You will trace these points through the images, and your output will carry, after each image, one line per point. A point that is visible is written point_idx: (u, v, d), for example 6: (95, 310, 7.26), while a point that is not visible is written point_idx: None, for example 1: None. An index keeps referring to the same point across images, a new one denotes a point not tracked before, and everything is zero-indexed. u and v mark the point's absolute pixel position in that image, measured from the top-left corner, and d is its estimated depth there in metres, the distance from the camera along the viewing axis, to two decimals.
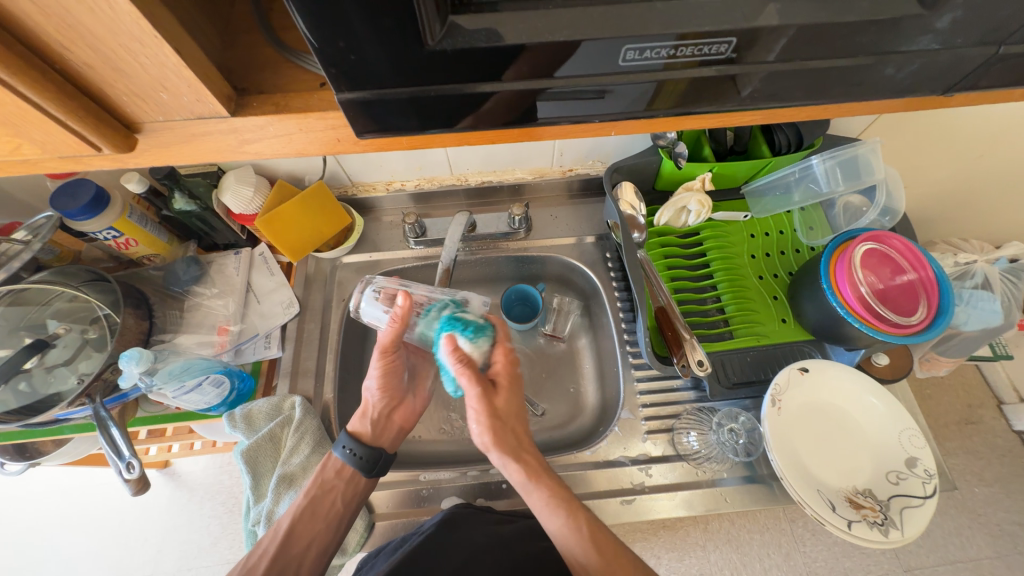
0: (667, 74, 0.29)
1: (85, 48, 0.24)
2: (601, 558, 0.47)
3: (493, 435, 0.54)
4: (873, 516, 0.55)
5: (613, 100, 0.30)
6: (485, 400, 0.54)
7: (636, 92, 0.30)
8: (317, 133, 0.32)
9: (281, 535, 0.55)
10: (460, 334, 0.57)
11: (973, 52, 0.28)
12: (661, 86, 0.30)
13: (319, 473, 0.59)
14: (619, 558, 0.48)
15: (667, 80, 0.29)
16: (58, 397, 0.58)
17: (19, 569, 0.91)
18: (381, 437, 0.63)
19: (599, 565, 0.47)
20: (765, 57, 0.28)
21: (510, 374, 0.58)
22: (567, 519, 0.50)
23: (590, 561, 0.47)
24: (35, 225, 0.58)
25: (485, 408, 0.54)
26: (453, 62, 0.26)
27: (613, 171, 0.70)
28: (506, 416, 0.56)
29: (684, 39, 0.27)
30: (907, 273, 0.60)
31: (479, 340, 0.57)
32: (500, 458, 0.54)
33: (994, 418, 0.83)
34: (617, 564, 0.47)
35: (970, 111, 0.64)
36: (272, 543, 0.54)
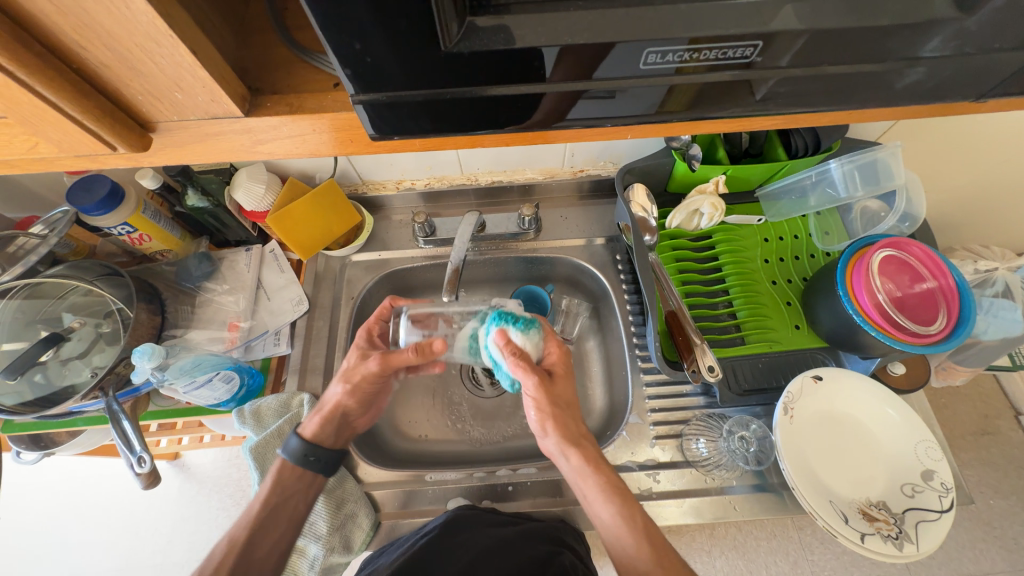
0: (682, 77, 0.28)
1: (101, 48, 0.24)
2: (653, 555, 0.46)
3: (553, 420, 0.54)
4: (886, 529, 0.54)
5: (624, 100, 0.29)
6: (543, 388, 0.53)
7: (653, 95, 0.29)
8: (330, 133, 0.31)
9: (235, 547, 0.50)
10: (512, 329, 0.53)
11: (1005, 58, 0.27)
12: (680, 90, 0.29)
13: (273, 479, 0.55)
14: (670, 557, 0.47)
15: (683, 83, 0.28)
16: (73, 389, 0.59)
17: (33, 555, 0.93)
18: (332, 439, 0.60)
19: (650, 561, 0.46)
20: (784, 61, 0.27)
21: (563, 364, 0.57)
22: (619, 509, 0.49)
23: (640, 555, 0.47)
24: (53, 219, 0.58)
25: (545, 394, 0.53)
26: (467, 65, 0.26)
27: (625, 172, 0.70)
28: (563, 403, 0.55)
29: (702, 42, 0.26)
30: (926, 281, 0.58)
31: (531, 333, 0.53)
32: (558, 442, 0.54)
33: (1012, 430, 0.81)
34: (668, 562, 0.46)
35: (995, 115, 0.62)
36: (223, 557, 0.49)
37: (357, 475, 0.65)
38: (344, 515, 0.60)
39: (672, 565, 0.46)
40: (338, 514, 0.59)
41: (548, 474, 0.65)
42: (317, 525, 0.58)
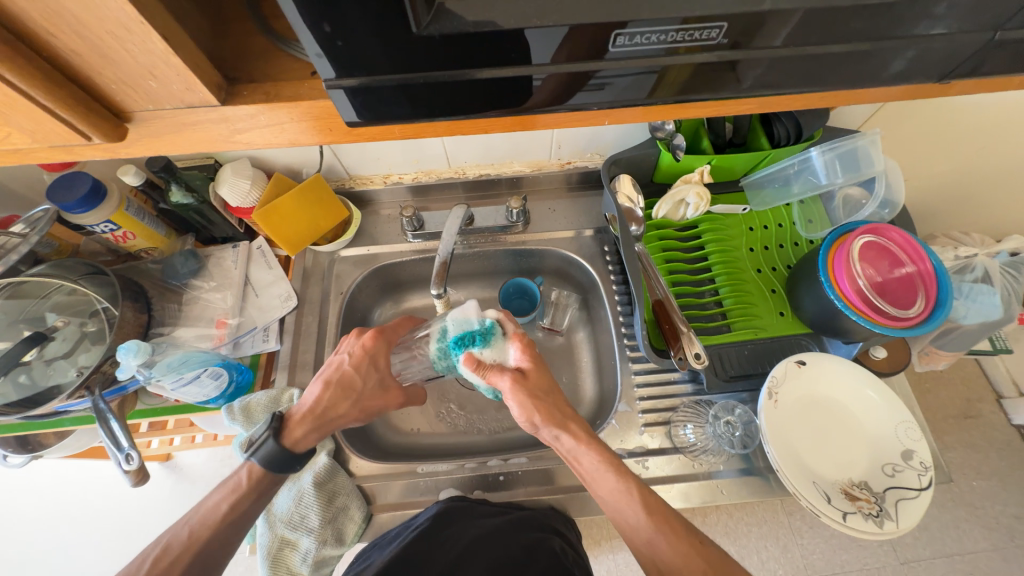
0: (673, 59, 0.28)
1: (72, 35, 0.24)
2: (652, 521, 0.46)
3: (537, 410, 0.53)
4: (868, 508, 0.55)
5: (614, 90, 0.30)
6: (521, 386, 0.55)
7: (640, 79, 0.30)
8: (307, 122, 0.31)
9: (191, 543, 0.47)
10: (474, 349, 0.57)
11: (967, 39, 0.28)
12: (670, 72, 0.29)
13: (235, 483, 0.51)
14: (671, 520, 0.47)
15: (674, 65, 0.29)
16: (58, 388, 0.59)
17: (24, 560, 0.92)
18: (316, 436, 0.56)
19: (652, 528, 0.46)
20: (775, 42, 0.28)
21: (532, 357, 0.58)
22: (618, 483, 0.49)
23: (641, 524, 0.46)
24: (33, 218, 0.58)
25: (524, 393, 0.54)
26: (441, 48, 0.26)
27: (610, 163, 0.70)
28: (544, 393, 0.55)
29: (690, 22, 0.26)
30: (905, 265, 0.60)
31: (490, 342, 0.57)
32: (548, 431, 0.54)
33: (993, 413, 0.83)
34: (667, 524, 0.46)
35: (972, 101, 0.63)
36: (174, 550, 0.46)
37: (348, 469, 0.65)
38: (336, 508, 0.60)
39: (672, 528, 0.46)
40: (330, 507, 0.59)
41: (539, 463, 0.65)
42: (309, 518, 0.59)
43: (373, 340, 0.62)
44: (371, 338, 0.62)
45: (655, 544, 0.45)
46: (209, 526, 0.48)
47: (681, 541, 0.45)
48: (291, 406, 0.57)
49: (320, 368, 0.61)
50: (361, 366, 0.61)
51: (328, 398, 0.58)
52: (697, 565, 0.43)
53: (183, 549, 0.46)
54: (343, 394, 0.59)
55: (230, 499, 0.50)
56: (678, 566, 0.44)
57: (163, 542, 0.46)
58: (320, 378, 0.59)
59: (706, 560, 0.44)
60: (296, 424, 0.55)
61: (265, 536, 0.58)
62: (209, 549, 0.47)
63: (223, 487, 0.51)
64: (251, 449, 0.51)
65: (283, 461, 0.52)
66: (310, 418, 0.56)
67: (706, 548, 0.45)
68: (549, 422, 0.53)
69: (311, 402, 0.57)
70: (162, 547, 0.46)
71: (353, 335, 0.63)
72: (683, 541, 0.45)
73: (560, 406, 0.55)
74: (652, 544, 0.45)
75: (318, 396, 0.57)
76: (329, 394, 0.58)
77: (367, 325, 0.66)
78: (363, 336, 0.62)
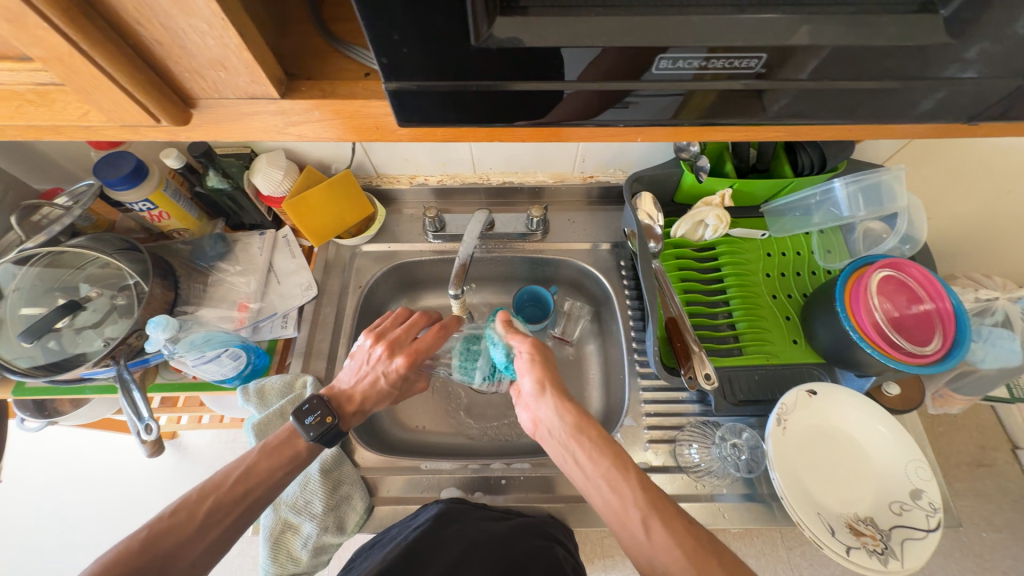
0: (699, 84, 0.30)
1: (158, 26, 0.26)
2: (645, 499, 0.45)
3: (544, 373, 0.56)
4: (873, 544, 0.54)
5: (640, 109, 0.32)
6: (539, 350, 0.58)
7: (667, 100, 0.31)
8: (355, 120, 0.33)
9: (244, 500, 0.48)
10: (511, 314, 0.63)
11: (998, 84, 0.29)
12: (698, 95, 0.30)
13: (290, 452, 0.52)
14: (664, 501, 0.46)
15: (699, 90, 0.30)
16: (83, 357, 0.61)
17: (28, 524, 0.95)
18: (352, 423, 0.58)
19: (645, 506, 0.45)
20: (800, 75, 0.29)
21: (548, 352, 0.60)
22: (613, 461, 0.49)
23: (635, 501, 0.45)
24: (77, 191, 0.61)
25: (536, 363, 0.57)
26: (494, 60, 0.28)
27: (633, 180, 0.71)
28: (552, 370, 0.57)
29: (717, 52, 0.27)
30: (923, 302, 0.59)
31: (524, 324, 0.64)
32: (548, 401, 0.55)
33: (1007, 462, 0.81)
34: (661, 504, 0.45)
35: (1002, 144, 0.63)
36: (223, 504, 0.47)
37: (353, 459, 0.66)
38: (339, 496, 0.61)
39: (664, 509, 0.45)
40: (334, 495, 0.60)
41: (541, 470, 0.66)
42: (313, 503, 0.60)
43: (408, 366, 0.61)
44: (407, 366, 0.61)
45: (649, 523, 0.44)
46: (259, 486, 0.50)
47: (673, 522, 0.44)
48: (340, 406, 0.59)
49: (358, 375, 0.61)
50: (398, 384, 0.62)
51: (371, 401, 0.60)
52: (690, 545, 0.42)
53: (234, 503, 0.48)
54: (383, 400, 0.62)
55: (284, 466, 0.52)
56: (671, 546, 0.42)
57: (214, 497, 0.47)
58: (363, 387, 0.60)
59: (698, 541, 0.42)
60: (348, 418, 0.58)
61: (269, 519, 0.59)
62: (254, 509, 0.49)
63: (264, 451, 0.52)
64: (311, 436, 0.53)
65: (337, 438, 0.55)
66: (357, 415, 0.60)
67: (698, 530, 0.43)
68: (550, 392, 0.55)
69: (358, 404, 0.59)
70: (204, 506, 0.46)
71: (386, 356, 0.61)
72: (676, 522, 0.44)
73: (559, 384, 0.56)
74: (645, 523, 0.44)
75: (363, 399, 0.60)
76: (371, 400, 0.60)
77: (398, 338, 0.63)
78: (398, 361, 0.61)
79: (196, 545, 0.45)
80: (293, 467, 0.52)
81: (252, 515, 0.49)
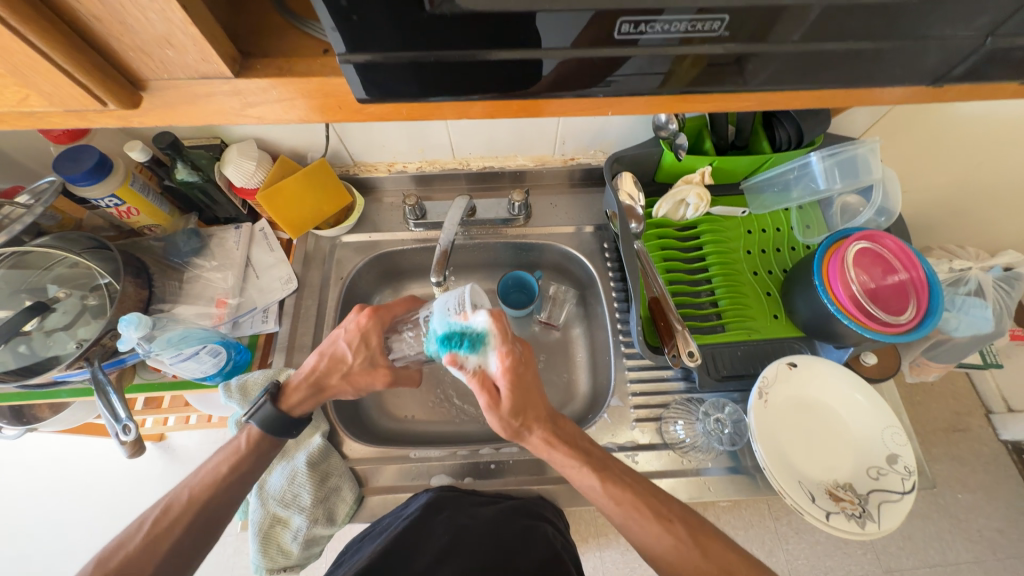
0: (688, 49, 0.29)
1: (94, 0, 0.25)
2: (622, 507, 0.50)
3: (507, 430, 0.52)
4: (851, 508, 0.56)
5: (618, 88, 0.32)
6: (494, 410, 0.52)
7: (658, 66, 0.30)
8: (317, 98, 0.32)
9: (192, 508, 0.49)
10: (460, 353, 0.51)
11: (960, 43, 0.29)
12: (691, 61, 0.30)
13: (235, 447, 0.53)
14: (641, 507, 0.50)
15: (688, 55, 0.30)
16: (56, 360, 0.59)
17: (14, 533, 0.93)
18: (294, 388, 0.56)
19: (623, 514, 0.50)
20: (794, 36, 0.29)
21: (515, 376, 0.52)
22: (592, 476, 0.51)
23: (613, 512, 0.50)
24: (40, 189, 0.58)
25: (497, 414, 0.51)
26: (451, 28, 0.27)
27: (613, 161, 0.71)
28: (518, 416, 0.52)
29: (705, 13, 0.27)
30: (898, 272, 0.60)
31: (480, 352, 0.51)
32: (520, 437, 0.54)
33: (982, 427, 0.84)
34: (633, 508, 0.50)
35: (975, 113, 0.64)
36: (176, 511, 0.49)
37: (341, 451, 0.66)
38: (328, 488, 0.61)
39: (642, 513, 0.49)
40: (323, 487, 0.60)
41: (530, 454, 0.66)
42: (301, 496, 0.59)
43: (369, 320, 0.60)
44: (368, 320, 0.60)
45: (626, 525, 0.50)
46: (211, 491, 0.50)
47: (651, 522, 0.49)
48: (290, 376, 0.58)
49: (319, 340, 0.60)
50: (356, 346, 0.59)
51: (319, 369, 0.58)
52: (668, 543, 0.48)
53: (186, 513, 0.49)
54: (334, 368, 0.58)
55: (231, 468, 0.52)
56: (650, 542, 0.48)
57: (166, 506, 0.49)
58: (318, 350, 0.59)
59: (676, 537, 0.48)
60: (291, 390, 0.56)
61: (257, 514, 0.59)
62: (209, 515, 0.49)
63: (219, 456, 0.53)
64: (252, 416, 0.54)
65: (284, 426, 0.54)
66: (306, 385, 0.57)
67: (676, 525, 0.49)
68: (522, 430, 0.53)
69: (307, 373, 0.58)
70: (156, 515, 0.48)
71: (351, 312, 0.61)
72: (655, 522, 0.49)
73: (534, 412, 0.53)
74: (624, 525, 0.50)
75: (313, 367, 0.58)
76: (321, 368, 0.58)
77: (367, 300, 0.63)
78: (359, 315, 0.60)
79: (153, 555, 0.46)
80: (240, 460, 0.52)
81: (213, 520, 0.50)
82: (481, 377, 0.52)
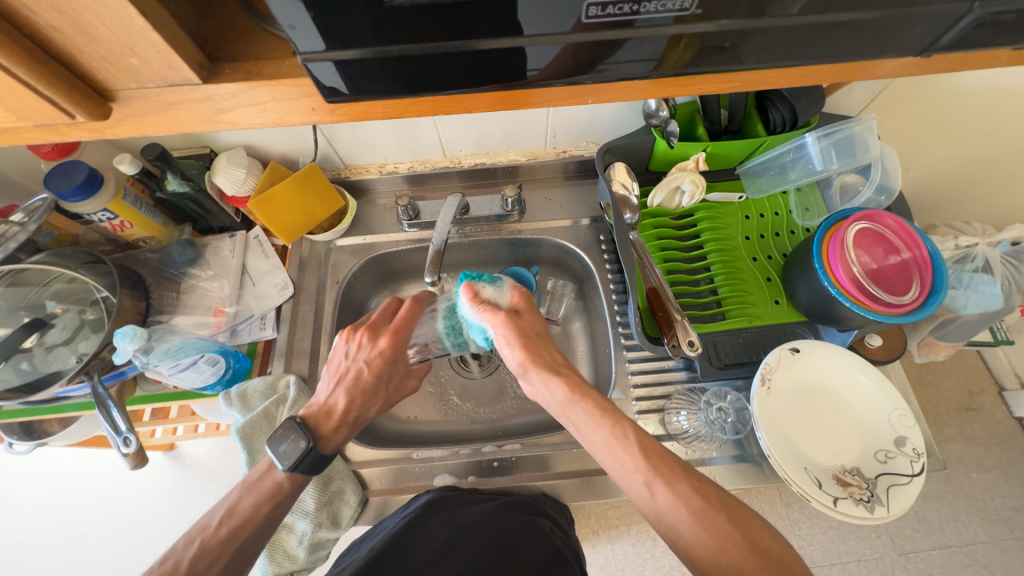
0: (680, 28, 0.28)
1: (51, 11, 0.24)
2: (648, 462, 0.47)
3: (525, 352, 0.55)
4: (859, 493, 0.55)
5: (611, 73, 0.31)
6: (513, 322, 0.57)
7: (649, 47, 0.29)
8: (289, 100, 0.32)
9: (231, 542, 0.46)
10: (479, 283, 0.60)
11: (943, 9, 0.28)
12: (684, 40, 0.29)
13: (271, 485, 0.51)
14: (669, 464, 0.47)
15: (681, 34, 0.29)
16: (58, 374, 0.59)
17: (31, 547, 0.94)
18: (331, 430, 0.56)
19: (649, 470, 0.47)
20: (790, 10, 0.28)
21: (528, 304, 0.61)
22: (612, 430, 0.49)
23: (637, 468, 0.47)
24: (32, 207, 0.58)
25: (512, 331, 0.57)
26: (412, 20, 0.26)
27: (605, 152, 0.69)
28: (536, 338, 0.57)
29: None
30: (900, 252, 0.59)
31: (497, 285, 0.61)
32: (536, 377, 0.55)
33: (995, 405, 0.82)
34: (665, 467, 0.47)
35: (972, 84, 0.62)
36: (210, 552, 0.45)
37: (345, 455, 0.66)
38: (331, 492, 0.61)
39: (669, 470, 0.47)
40: (326, 491, 0.60)
41: (535, 450, 0.66)
42: (305, 501, 0.60)
43: (393, 347, 0.60)
44: (390, 347, 0.60)
45: (653, 484, 0.46)
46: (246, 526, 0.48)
47: (679, 482, 0.46)
48: (318, 423, 0.56)
49: (336, 376, 0.59)
50: (383, 371, 0.61)
51: (356, 407, 0.58)
52: (696, 505, 0.44)
53: (223, 548, 0.46)
54: (371, 400, 0.60)
55: (267, 501, 0.50)
56: (676, 506, 0.45)
57: (200, 542, 0.46)
58: (343, 388, 0.58)
59: (704, 499, 0.45)
60: (329, 435, 0.56)
61: None
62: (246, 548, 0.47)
63: (245, 488, 0.50)
64: (285, 465, 0.50)
65: (315, 462, 0.52)
66: (343, 423, 0.57)
67: (705, 487, 0.46)
68: (541, 369, 0.55)
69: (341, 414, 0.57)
70: (189, 554, 0.45)
71: (368, 341, 0.60)
72: (682, 483, 0.46)
73: (548, 353, 0.57)
74: (649, 484, 0.46)
75: (346, 407, 0.57)
76: (357, 403, 0.58)
77: (375, 323, 0.62)
78: (380, 343, 0.60)
79: None
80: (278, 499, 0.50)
81: (248, 556, 0.47)
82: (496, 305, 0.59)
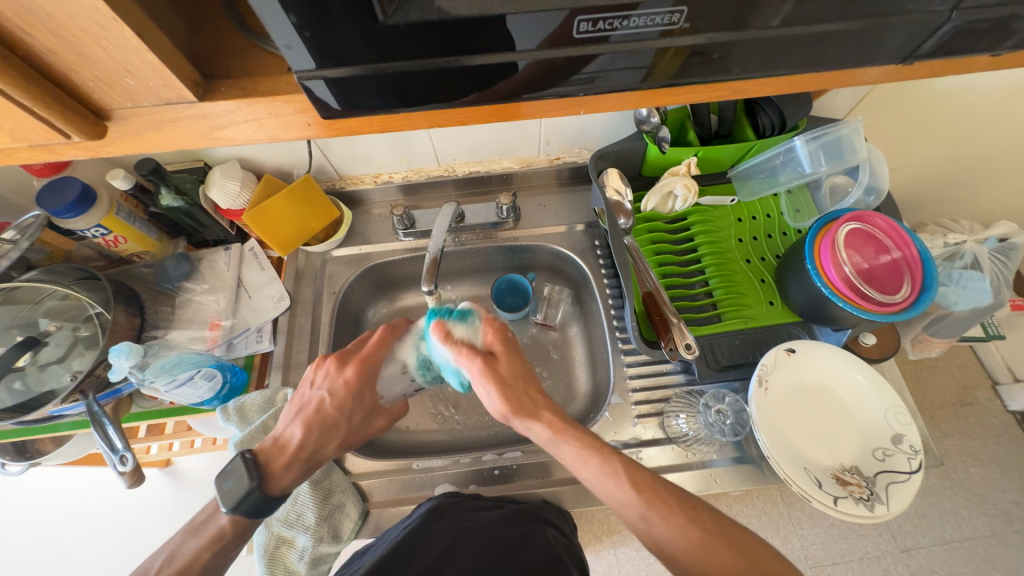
0: (666, 41, 0.29)
1: (46, 34, 0.25)
2: (641, 497, 0.47)
3: (508, 400, 0.53)
4: (859, 492, 0.56)
5: (602, 85, 0.32)
6: (490, 369, 0.55)
7: (638, 61, 0.30)
8: (285, 116, 0.32)
9: None
10: (449, 320, 0.58)
11: (919, 18, 0.29)
12: (670, 52, 0.30)
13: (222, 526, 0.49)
14: (661, 496, 0.47)
15: (667, 47, 0.29)
16: (52, 394, 0.58)
17: (26, 568, 0.93)
18: (285, 472, 0.53)
19: (644, 504, 0.47)
20: (772, 22, 0.28)
21: (502, 342, 0.58)
22: (601, 465, 0.49)
23: (631, 502, 0.47)
24: (24, 225, 0.57)
25: (493, 378, 0.54)
26: (407, 38, 0.26)
27: (597, 158, 0.71)
28: (514, 380, 0.55)
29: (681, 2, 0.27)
30: (891, 252, 0.60)
31: (468, 322, 0.58)
32: (520, 422, 0.53)
33: (989, 399, 0.83)
34: (658, 500, 0.47)
35: (954, 86, 0.63)
36: None
37: (344, 467, 0.65)
38: (332, 506, 0.60)
39: (663, 503, 0.47)
40: (326, 505, 0.60)
41: (535, 456, 0.66)
42: (305, 516, 0.59)
43: (359, 377, 0.59)
44: (356, 378, 0.59)
45: (649, 518, 0.46)
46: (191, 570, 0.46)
47: (674, 513, 0.46)
48: (271, 458, 0.53)
49: (298, 405, 0.57)
50: (345, 403, 0.58)
51: (311, 442, 0.56)
52: (693, 534, 0.45)
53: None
54: (328, 436, 0.57)
55: (211, 547, 0.48)
56: (675, 538, 0.45)
57: None
58: (302, 420, 0.56)
59: (701, 528, 0.45)
60: (279, 475, 0.52)
61: (261, 536, 0.59)
62: None
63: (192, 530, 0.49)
64: (228, 507, 0.48)
65: (260, 507, 0.49)
66: (297, 462, 0.54)
67: (699, 513, 0.46)
68: (524, 414, 0.53)
69: (296, 450, 0.54)
70: None
71: (334, 369, 0.59)
72: (677, 514, 0.46)
73: (529, 393, 0.55)
74: (646, 519, 0.46)
75: (303, 441, 0.55)
76: (313, 439, 0.56)
77: (346, 351, 0.61)
78: (347, 373, 0.59)
79: None
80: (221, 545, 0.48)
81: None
82: (471, 346, 0.57)
